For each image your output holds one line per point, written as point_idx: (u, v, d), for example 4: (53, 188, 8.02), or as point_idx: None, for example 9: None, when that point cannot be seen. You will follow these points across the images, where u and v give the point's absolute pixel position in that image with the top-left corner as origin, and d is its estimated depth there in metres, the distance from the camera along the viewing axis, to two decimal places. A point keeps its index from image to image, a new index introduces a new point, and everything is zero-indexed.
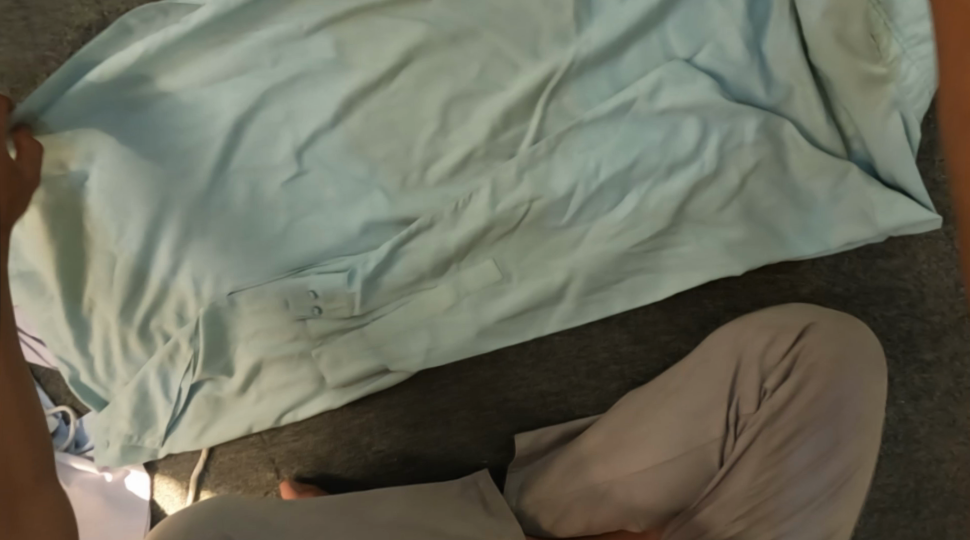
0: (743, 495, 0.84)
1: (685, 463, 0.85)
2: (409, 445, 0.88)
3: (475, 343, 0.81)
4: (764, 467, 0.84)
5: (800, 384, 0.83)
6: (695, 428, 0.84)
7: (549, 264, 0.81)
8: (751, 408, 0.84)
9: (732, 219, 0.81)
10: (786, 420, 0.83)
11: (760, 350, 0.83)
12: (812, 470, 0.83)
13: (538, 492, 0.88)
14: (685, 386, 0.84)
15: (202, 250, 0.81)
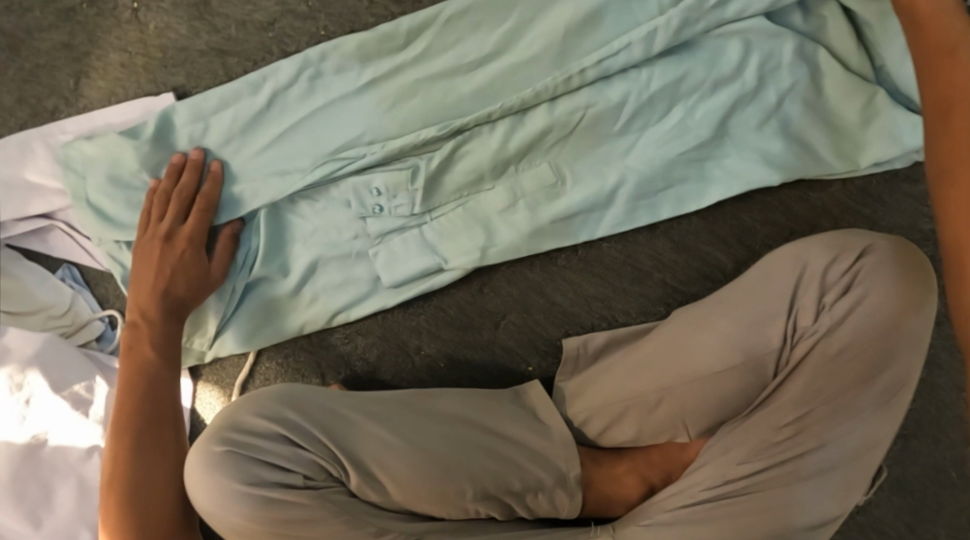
0: (797, 406, 0.81)
1: (744, 372, 0.83)
2: (457, 349, 0.92)
3: (530, 242, 0.87)
4: (819, 379, 0.81)
5: (861, 300, 0.80)
6: (754, 337, 0.82)
7: (603, 169, 0.86)
8: (809, 320, 0.81)
9: (772, 134, 0.87)
10: (844, 333, 0.80)
11: (822, 266, 0.81)
12: (872, 385, 0.80)
13: (587, 401, 0.88)
14: (743, 299, 0.83)
15: (270, 163, 0.86)
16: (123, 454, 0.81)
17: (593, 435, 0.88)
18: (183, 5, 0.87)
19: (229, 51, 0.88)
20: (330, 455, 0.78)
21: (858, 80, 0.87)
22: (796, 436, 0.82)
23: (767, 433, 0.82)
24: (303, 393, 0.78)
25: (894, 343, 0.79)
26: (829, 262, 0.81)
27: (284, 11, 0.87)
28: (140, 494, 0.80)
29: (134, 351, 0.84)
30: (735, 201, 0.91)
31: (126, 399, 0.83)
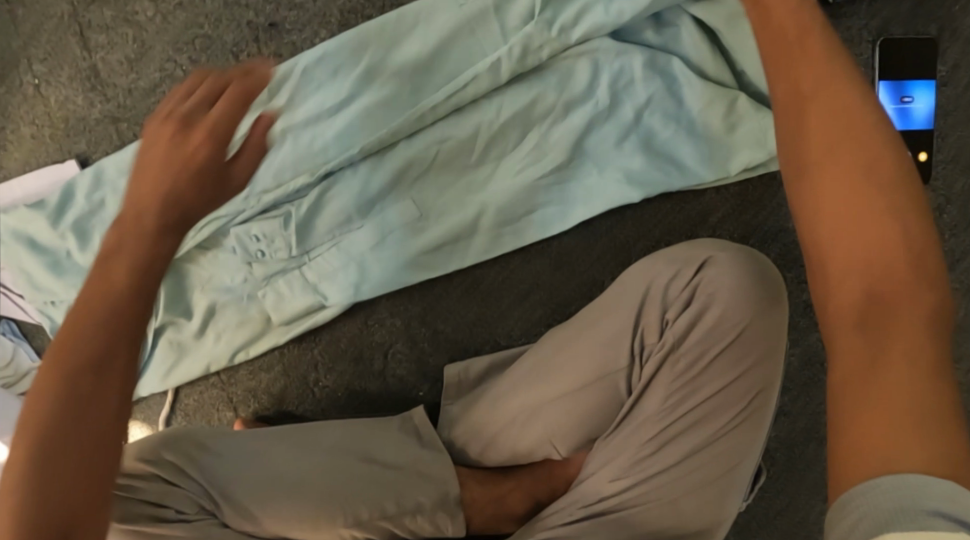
0: (655, 421, 0.83)
1: (600, 391, 0.84)
2: (353, 380, 0.97)
3: (400, 275, 0.91)
4: (674, 392, 0.82)
5: (700, 313, 0.80)
6: (606, 354, 0.83)
7: (465, 200, 0.90)
8: (655, 338, 0.82)
9: (632, 150, 0.89)
10: (689, 345, 0.81)
11: (663, 281, 0.82)
12: (724, 398, 0.81)
13: (468, 422, 0.91)
14: (599, 317, 0.84)
15: None
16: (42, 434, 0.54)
17: (475, 455, 0.92)
18: (78, 78, 0.95)
19: (122, 117, 0.95)
20: (202, 490, 0.83)
21: (718, 87, 0.88)
22: (658, 451, 0.83)
23: (633, 448, 0.84)
24: (183, 434, 0.84)
25: (740, 355, 0.80)
26: (671, 275, 0.82)
27: (163, 76, 0.93)
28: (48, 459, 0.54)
29: (94, 290, 0.58)
30: (605, 216, 0.92)
31: (62, 341, 0.57)
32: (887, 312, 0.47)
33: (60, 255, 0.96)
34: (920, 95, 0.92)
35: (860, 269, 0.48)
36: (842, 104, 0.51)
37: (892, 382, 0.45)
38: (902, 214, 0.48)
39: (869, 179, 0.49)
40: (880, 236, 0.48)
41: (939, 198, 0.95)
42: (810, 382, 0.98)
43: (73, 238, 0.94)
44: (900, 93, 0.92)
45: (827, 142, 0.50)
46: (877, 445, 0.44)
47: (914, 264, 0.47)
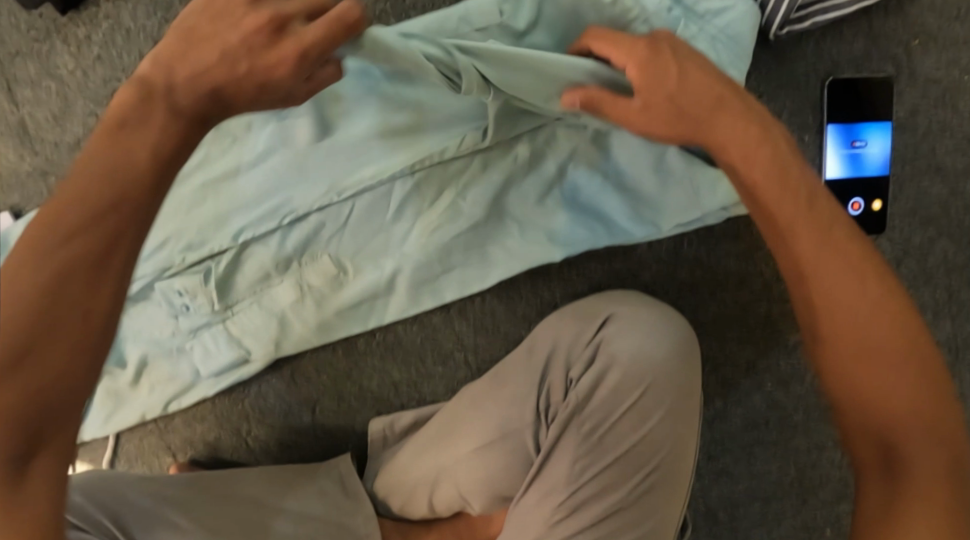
0: (566, 482, 0.81)
1: (507, 449, 0.84)
2: (283, 432, 0.96)
3: (320, 333, 0.90)
4: (579, 453, 0.81)
5: (602, 371, 0.81)
6: (511, 412, 0.84)
7: (381, 258, 0.87)
8: (560, 397, 0.83)
9: (554, 207, 0.85)
10: (593, 405, 0.81)
11: (566, 340, 0.84)
12: (632, 456, 0.80)
13: (387, 475, 0.91)
14: (507, 371, 0.86)
15: None
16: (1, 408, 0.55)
17: (397, 508, 0.91)
18: (6, 132, 0.95)
19: (51, 171, 0.95)
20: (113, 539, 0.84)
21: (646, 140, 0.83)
22: (573, 512, 0.80)
23: (545, 511, 0.81)
24: (97, 484, 0.84)
25: (644, 413, 0.80)
26: (574, 336, 0.84)
27: (87, 131, 0.93)
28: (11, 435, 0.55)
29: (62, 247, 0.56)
30: (531, 274, 0.88)
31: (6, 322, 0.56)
32: (898, 462, 0.61)
33: None
34: (873, 139, 0.85)
35: (879, 418, 0.61)
36: (847, 285, 0.61)
37: (904, 523, 0.60)
38: (914, 382, 0.61)
39: (875, 362, 0.61)
40: (896, 405, 0.61)
41: (896, 251, 0.87)
42: (752, 444, 0.93)
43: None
44: (851, 136, 0.85)
45: (838, 320, 0.61)
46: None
47: (918, 424, 0.61)
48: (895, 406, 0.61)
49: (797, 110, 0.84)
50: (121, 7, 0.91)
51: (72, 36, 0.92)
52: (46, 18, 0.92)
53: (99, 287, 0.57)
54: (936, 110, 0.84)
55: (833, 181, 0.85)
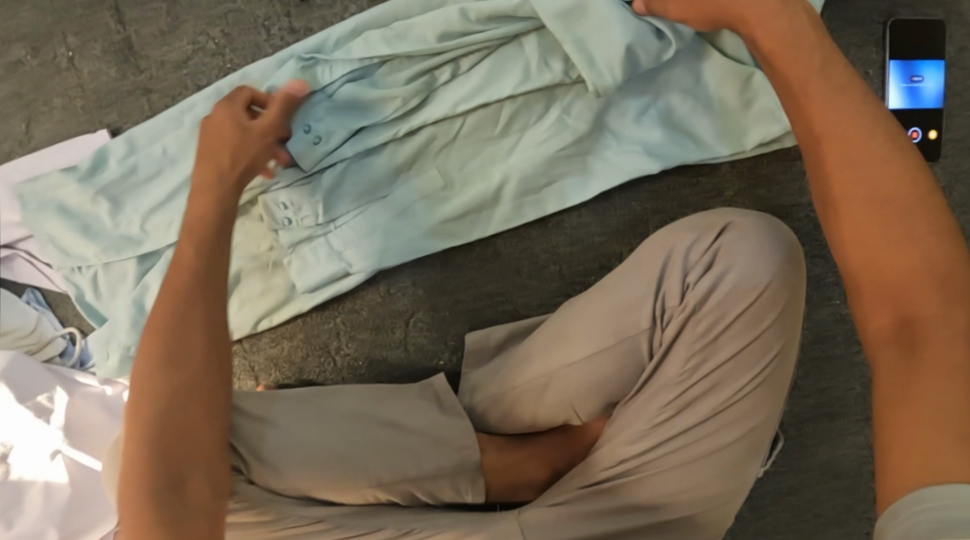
0: (675, 384, 0.85)
1: (618, 355, 0.87)
2: (374, 349, 0.99)
3: (423, 243, 0.94)
4: (693, 354, 0.84)
5: (722, 275, 0.82)
6: (623, 318, 0.86)
7: (487, 170, 0.93)
8: (676, 301, 0.84)
9: (651, 123, 0.91)
10: (711, 307, 0.83)
11: (683, 246, 0.85)
12: (743, 357, 0.83)
13: (490, 391, 0.94)
14: (615, 283, 0.88)
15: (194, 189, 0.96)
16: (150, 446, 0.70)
17: (497, 423, 0.94)
18: (111, 51, 0.98)
19: (153, 89, 0.98)
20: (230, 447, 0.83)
21: (734, 64, 0.89)
22: (679, 412, 0.85)
23: (652, 413, 0.86)
24: None
25: (759, 315, 0.82)
26: (690, 242, 0.84)
27: (195, 49, 0.97)
28: (165, 460, 0.69)
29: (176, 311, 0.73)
30: (624, 190, 0.95)
31: (144, 386, 0.71)
32: (921, 333, 0.60)
33: (90, 219, 0.98)
34: (929, 75, 0.94)
35: (891, 305, 0.62)
36: (864, 150, 0.64)
37: (924, 395, 0.58)
38: (934, 249, 0.61)
39: (898, 228, 0.62)
40: (913, 273, 0.61)
41: (948, 177, 0.96)
42: (819, 357, 1.00)
43: (107, 204, 0.96)
44: (910, 72, 0.94)
45: (855, 189, 0.64)
46: (929, 461, 0.56)
47: (940, 292, 0.61)
48: (916, 275, 0.61)
49: (861, 45, 0.94)
50: None
51: None
52: None
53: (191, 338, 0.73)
54: None
55: (896, 111, 0.95)
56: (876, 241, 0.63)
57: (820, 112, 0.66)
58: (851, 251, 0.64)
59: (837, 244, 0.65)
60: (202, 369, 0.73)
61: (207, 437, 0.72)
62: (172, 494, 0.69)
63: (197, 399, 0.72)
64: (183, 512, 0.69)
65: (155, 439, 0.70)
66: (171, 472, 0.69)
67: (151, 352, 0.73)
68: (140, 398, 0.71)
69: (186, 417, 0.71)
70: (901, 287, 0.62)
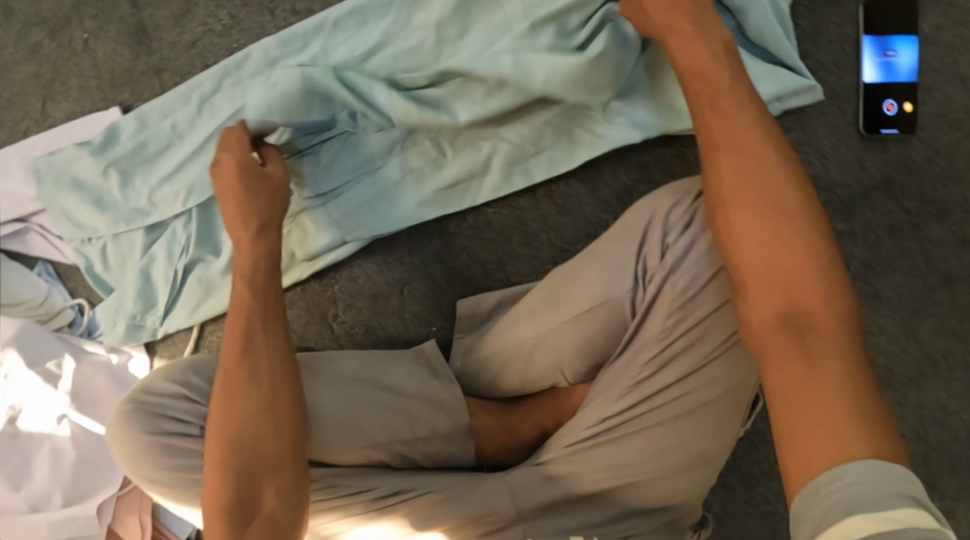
0: (656, 341, 0.86)
1: (603, 316, 0.89)
2: (371, 317, 1.03)
3: (419, 211, 0.98)
4: (674, 311, 0.85)
5: (700, 232, 0.84)
6: (611, 278, 0.89)
7: (478, 142, 0.96)
8: (657, 260, 0.86)
9: (635, 96, 0.95)
10: (689, 265, 0.84)
11: (664, 207, 0.87)
12: (722, 314, 0.84)
13: (481, 353, 0.97)
14: (602, 247, 0.91)
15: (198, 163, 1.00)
16: (233, 459, 0.79)
17: (486, 386, 0.98)
18: (125, 33, 1.03)
19: (165, 68, 1.03)
20: None
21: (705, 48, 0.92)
22: (659, 370, 0.87)
23: (634, 371, 0.88)
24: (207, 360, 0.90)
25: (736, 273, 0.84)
26: (671, 205, 0.86)
27: (205, 31, 1.02)
28: (243, 473, 0.79)
29: (261, 344, 0.83)
30: (611, 161, 0.99)
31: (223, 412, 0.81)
32: (806, 322, 0.70)
33: (101, 192, 1.02)
34: (902, 50, 1.00)
35: (776, 299, 0.71)
36: (755, 158, 0.75)
37: (813, 378, 0.67)
38: (815, 251, 0.72)
39: (785, 232, 0.72)
40: (797, 272, 0.71)
41: (929, 150, 1.01)
42: None
43: (117, 176, 1.01)
44: (884, 47, 1.00)
45: (748, 196, 0.74)
46: (826, 441, 0.64)
47: (820, 286, 0.71)
48: (801, 272, 0.71)
49: (839, 24, 1.00)
50: None
51: None
52: None
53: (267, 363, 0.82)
54: (958, 29, 1.00)
55: (870, 85, 1.00)
56: (765, 245, 0.72)
57: (723, 128, 0.76)
58: (741, 251, 0.73)
59: (726, 242, 0.75)
60: (281, 396, 0.81)
61: (281, 456, 0.80)
62: (242, 503, 0.78)
63: (273, 421, 0.80)
64: (254, 520, 0.78)
65: (236, 453, 0.79)
66: (246, 484, 0.79)
67: (228, 376, 0.82)
68: (222, 421, 0.81)
69: (262, 437, 0.80)
70: (782, 280, 0.71)
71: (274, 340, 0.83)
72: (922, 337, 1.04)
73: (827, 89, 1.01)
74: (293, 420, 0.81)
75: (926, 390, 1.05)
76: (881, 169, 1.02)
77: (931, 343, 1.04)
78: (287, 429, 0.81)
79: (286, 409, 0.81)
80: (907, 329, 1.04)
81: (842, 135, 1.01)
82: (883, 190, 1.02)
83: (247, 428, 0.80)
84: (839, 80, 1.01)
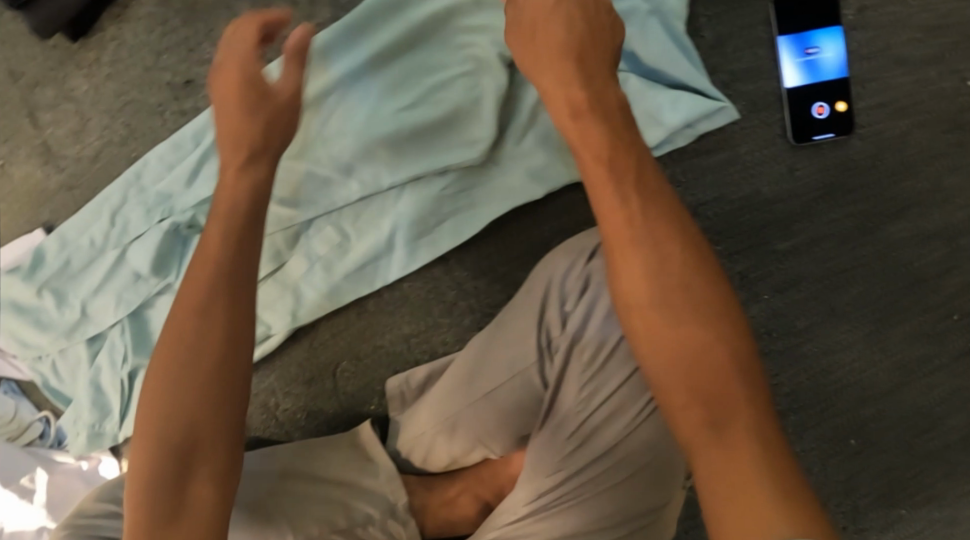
0: (575, 412, 0.83)
1: (516, 390, 0.86)
2: (310, 401, 1.00)
3: (331, 298, 0.94)
4: (586, 380, 0.82)
5: (593, 299, 0.82)
6: (516, 349, 0.85)
7: (378, 220, 0.93)
8: (559, 330, 0.84)
9: (532, 147, 0.91)
10: (590, 334, 0.82)
11: (559, 273, 0.84)
12: (636, 380, 0.81)
13: (410, 431, 0.95)
14: (507, 316, 0.88)
15: (121, 277, 1.02)
16: (157, 424, 0.65)
17: (420, 463, 0.95)
18: (34, 155, 1.03)
19: (75, 184, 1.03)
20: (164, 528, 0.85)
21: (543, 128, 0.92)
22: (583, 443, 0.83)
23: (559, 445, 0.84)
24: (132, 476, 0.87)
25: None
26: (567, 268, 0.84)
27: (105, 142, 1.01)
28: (171, 466, 0.65)
29: (196, 317, 0.67)
30: (519, 218, 0.95)
31: (143, 402, 0.66)
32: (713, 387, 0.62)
33: (40, 312, 1.04)
34: (827, 45, 0.94)
35: (685, 366, 0.63)
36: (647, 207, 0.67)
37: (741, 458, 0.59)
38: (706, 307, 0.64)
39: (676, 290, 0.64)
40: (703, 347, 0.63)
41: (871, 148, 0.95)
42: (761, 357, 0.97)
43: (51, 296, 1.03)
44: (804, 45, 0.93)
45: (639, 243, 0.66)
46: (755, 511, 0.56)
47: (725, 345, 0.63)
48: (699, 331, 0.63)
49: (748, 25, 0.94)
50: (123, 26, 0.99)
51: (84, 60, 1.00)
52: (60, 48, 1.01)
53: (241, 322, 0.68)
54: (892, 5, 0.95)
55: (795, 88, 0.94)
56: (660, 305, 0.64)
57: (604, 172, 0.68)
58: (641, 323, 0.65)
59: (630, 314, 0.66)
60: (207, 379, 0.66)
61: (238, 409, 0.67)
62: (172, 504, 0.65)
63: (195, 381, 0.66)
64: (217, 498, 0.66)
65: (154, 457, 0.65)
66: (164, 458, 0.65)
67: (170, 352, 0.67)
68: (164, 406, 0.66)
69: (190, 432, 0.66)
70: (688, 342, 0.63)
71: (222, 315, 0.68)
72: (893, 346, 0.98)
73: (745, 99, 0.94)
74: (208, 361, 0.66)
75: (905, 401, 0.99)
76: (818, 176, 0.95)
77: (905, 352, 0.98)
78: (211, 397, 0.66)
79: (234, 388, 0.67)
80: (874, 342, 0.98)
81: (771, 148, 0.94)
82: (825, 198, 0.95)
83: (207, 398, 0.66)
84: (757, 88, 0.94)
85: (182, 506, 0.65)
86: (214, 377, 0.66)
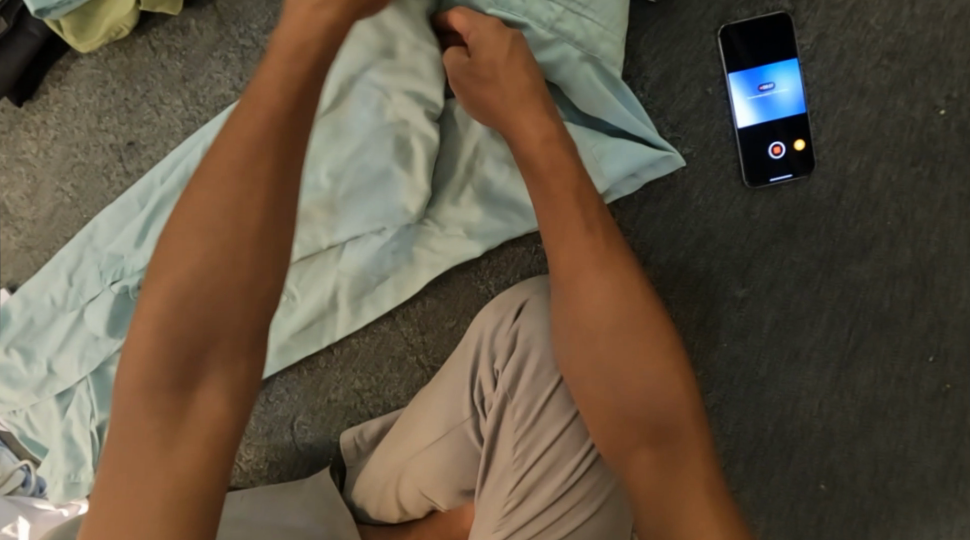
0: (512, 470, 0.80)
1: (455, 448, 0.84)
2: (270, 452, 1.00)
3: (282, 354, 0.95)
4: (520, 438, 0.80)
5: (523, 359, 0.80)
6: (453, 405, 0.83)
7: (321, 277, 0.91)
8: (491, 388, 0.81)
9: (470, 203, 0.89)
10: (519, 396, 0.80)
11: (489, 328, 0.83)
12: (570, 437, 0.80)
13: (363, 481, 0.92)
14: (442, 369, 0.86)
15: (82, 336, 1.00)
16: (167, 339, 0.66)
17: (373, 513, 0.94)
18: None
19: (33, 245, 1.03)
20: None
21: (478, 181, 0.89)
22: (522, 501, 0.80)
23: (498, 501, 0.80)
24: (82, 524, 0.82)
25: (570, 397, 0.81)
26: (495, 325, 0.82)
27: (57, 203, 1.01)
28: (170, 388, 0.66)
29: (197, 243, 0.67)
30: (462, 271, 0.95)
31: (147, 308, 0.66)
32: (665, 430, 0.73)
33: (8, 369, 1.02)
34: (782, 80, 0.89)
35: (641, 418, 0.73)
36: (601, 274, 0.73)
37: (690, 494, 0.71)
38: (655, 366, 0.73)
39: (629, 346, 0.73)
40: (660, 389, 0.73)
41: (833, 185, 0.90)
42: (720, 404, 0.94)
43: (18, 353, 1.01)
44: (757, 81, 0.89)
45: (595, 307, 0.73)
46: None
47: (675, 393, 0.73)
48: (649, 384, 0.73)
49: (694, 63, 0.89)
50: (66, 89, 0.99)
51: (31, 123, 1.00)
52: (7, 111, 1.00)
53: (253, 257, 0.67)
54: (846, 32, 0.89)
55: (747, 128, 0.90)
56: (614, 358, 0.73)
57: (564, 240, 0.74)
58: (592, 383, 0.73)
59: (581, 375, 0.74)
60: (214, 304, 0.66)
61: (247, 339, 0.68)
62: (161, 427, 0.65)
63: (212, 299, 0.66)
64: (215, 426, 0.66)
65: (159, 369, 0.65)
66: (168, 379, 0.66)
67: (166, 271, 0.67)
68: (167, 326, 0.66)
69: (195, 355, 0.66)
70: (640, 396, 0.73)
71: (234, 243, 0.67)
72: (862, 390, 0.93)
73: (694, 141, 0.90)
74: (212, 285, 0.66)
75: (875, 444, 0.94)
76: (775, 217, 0.91)
77: (874, 395, 0.93)
78: (215, 316, 0.67)
79: (247, 316, 0.68)
80: (840, 386, 0.93)
81: (724, 191, 0.90)
82: (783, 239, 0.91)
83: (212, 332, 0.67)
84: (708, 128, 0.90)
85: (183, 422, 0.66)
86: (234, 300, 0.67)
